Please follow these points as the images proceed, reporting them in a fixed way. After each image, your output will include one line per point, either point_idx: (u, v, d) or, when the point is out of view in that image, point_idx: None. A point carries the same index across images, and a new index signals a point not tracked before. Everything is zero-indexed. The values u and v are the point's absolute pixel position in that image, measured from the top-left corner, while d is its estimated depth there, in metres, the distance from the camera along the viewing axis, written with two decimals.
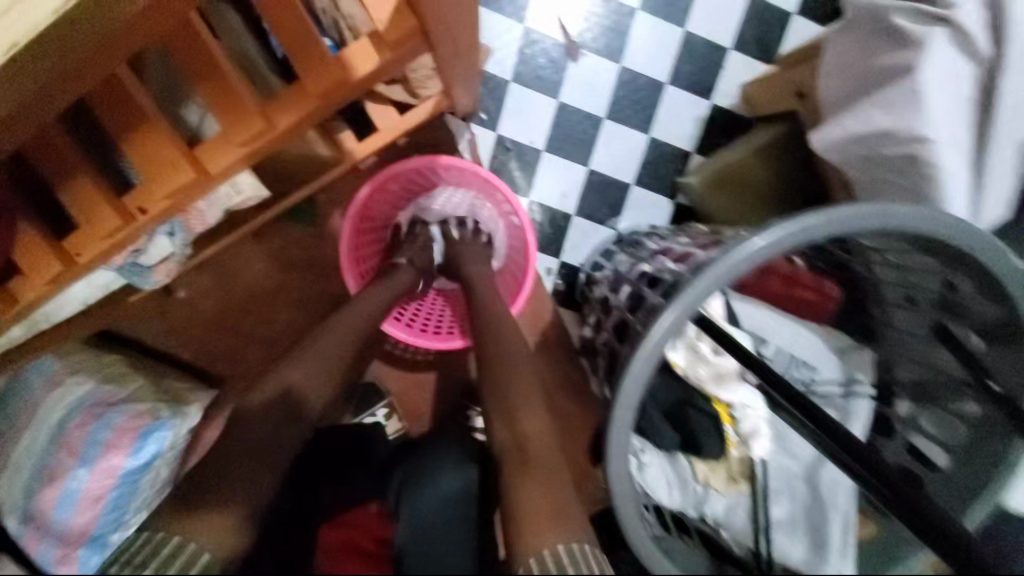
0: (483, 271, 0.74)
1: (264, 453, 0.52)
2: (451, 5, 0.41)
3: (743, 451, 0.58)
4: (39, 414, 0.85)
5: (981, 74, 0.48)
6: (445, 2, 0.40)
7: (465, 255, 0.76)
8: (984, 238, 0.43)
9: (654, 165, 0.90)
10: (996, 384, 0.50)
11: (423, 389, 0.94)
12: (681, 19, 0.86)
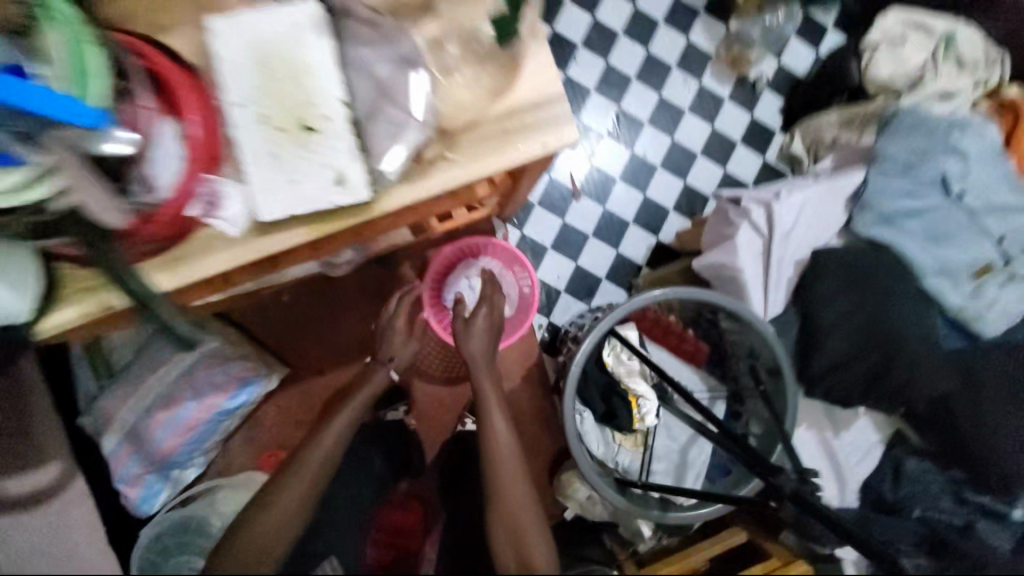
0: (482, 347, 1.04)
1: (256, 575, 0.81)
2: (532, 175, 0.89)
3: (642, 423, 0.98)
4: (174, 357, 1.17)
5: (767, 242, 0.97)
6: (531, 177, 0.88)
7: (474, 326, 1.04)
8: (761, 323, 0.87)
9: (618, 270, 1.41)
10: (766, 389, 0.94)
11: (439, 404, 1.36)
12: (644, 187, 1.42)
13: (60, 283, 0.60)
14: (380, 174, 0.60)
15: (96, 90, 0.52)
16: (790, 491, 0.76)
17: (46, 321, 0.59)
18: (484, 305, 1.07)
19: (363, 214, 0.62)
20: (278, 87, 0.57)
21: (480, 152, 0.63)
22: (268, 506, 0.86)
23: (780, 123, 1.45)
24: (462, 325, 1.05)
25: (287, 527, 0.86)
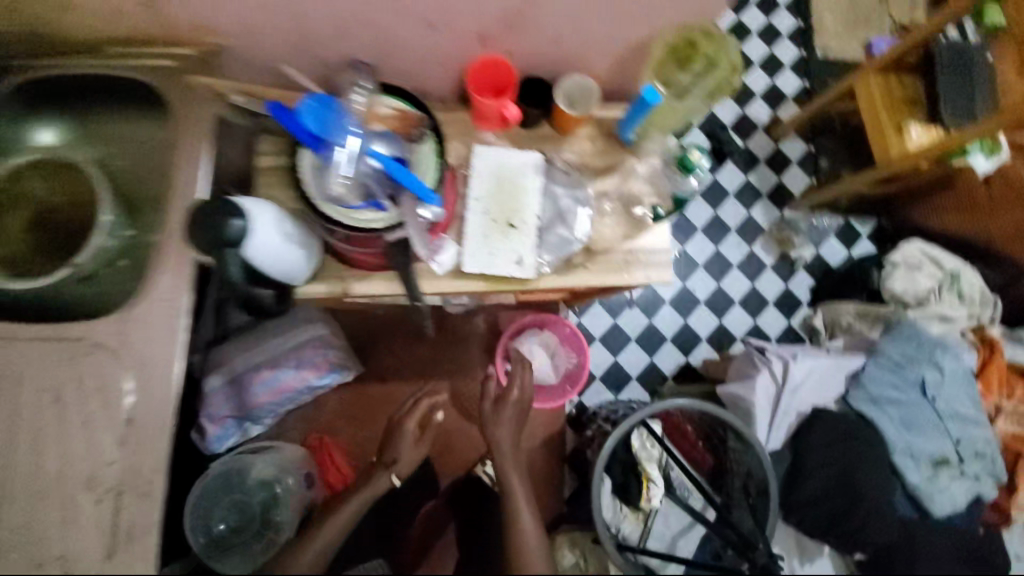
0: (503, 437, 1.05)
1: None
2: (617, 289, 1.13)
3: (648, 504, 1.20)
4: (294, 329, 1.40)
5: (778, 390, 1.21)
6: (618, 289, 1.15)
7: (505, 410, 1.08)
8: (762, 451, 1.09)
9: (647, 375, 1.67)
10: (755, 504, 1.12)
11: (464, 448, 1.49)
12: (686, 315, 1.71)
13: (321, 267, 0.87)
14: (544, 266, 0.91)
15: (431, 179, 0.75)
16: (761, 564, 1.02)
17: (307, 289, 0.86)
18: (516, 389, 1.12)
19: (523, 286, 0.91)
20: (501, 197, 0.90)
21: (609, 267, 0.93)
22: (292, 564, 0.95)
23: (808, 298, 1.75)
24: (493, 411, 1.07)
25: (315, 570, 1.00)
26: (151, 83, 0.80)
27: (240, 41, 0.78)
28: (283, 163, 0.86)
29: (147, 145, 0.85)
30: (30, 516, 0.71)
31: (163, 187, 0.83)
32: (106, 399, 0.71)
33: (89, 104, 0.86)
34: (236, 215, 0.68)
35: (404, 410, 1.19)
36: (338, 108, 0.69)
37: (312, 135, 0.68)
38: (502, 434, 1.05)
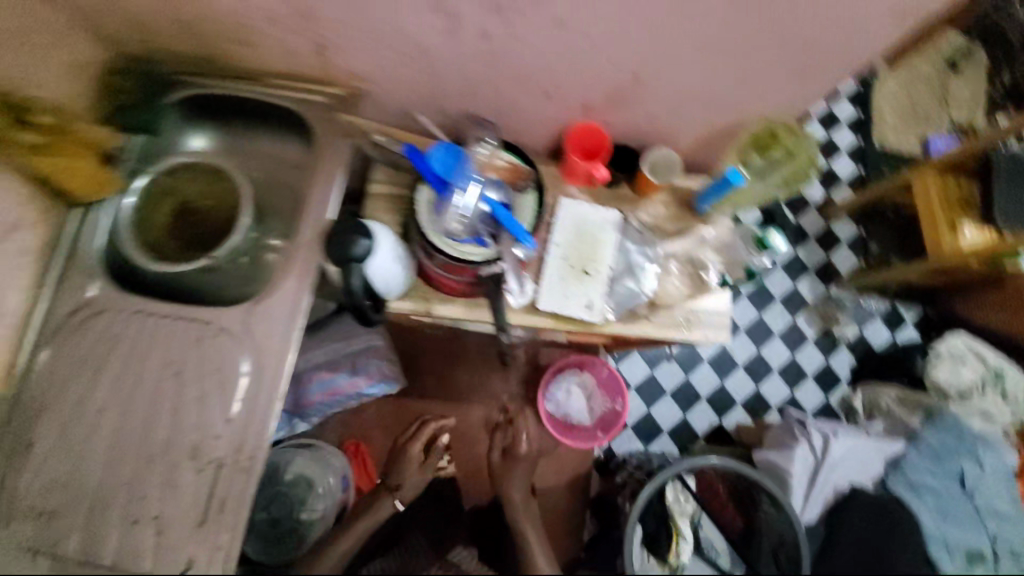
0: (515, 485, 1.31)
1: None
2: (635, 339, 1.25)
3: (676, 557, 1.19)
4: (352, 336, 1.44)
5: (816, 463, 1.23)
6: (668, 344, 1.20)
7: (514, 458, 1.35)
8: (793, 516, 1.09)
9: (679, 430, 1.69)
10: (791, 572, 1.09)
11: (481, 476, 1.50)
12: (722, 377, 1.74)
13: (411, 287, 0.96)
14: (612, 313, 0.96)
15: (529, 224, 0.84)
16: None
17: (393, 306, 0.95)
18: (523, 442, 1.38)
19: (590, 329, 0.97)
20: (580, 245, 0.97)
21: (673, 322, 0.99)
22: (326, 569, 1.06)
23: (847, 376, 1.77)
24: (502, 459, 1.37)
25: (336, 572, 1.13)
26: (306, 117, 0.91)
27: (380, 89, 0.91)
28: (392, 192, 0.98)
29: (285, 163, 0.99)
30: (134, 477, 0.79)
31: (296, 203, 0.98)
32: (221, 379, 0.80)
33: (235, 118, 0.97)
34: (362, 236, 0.79)
35: (422, 445, 1.35)
36: (463, 158, 0.80)
37: (437, 176, 0.79)
38: (515, 483, 1.31)
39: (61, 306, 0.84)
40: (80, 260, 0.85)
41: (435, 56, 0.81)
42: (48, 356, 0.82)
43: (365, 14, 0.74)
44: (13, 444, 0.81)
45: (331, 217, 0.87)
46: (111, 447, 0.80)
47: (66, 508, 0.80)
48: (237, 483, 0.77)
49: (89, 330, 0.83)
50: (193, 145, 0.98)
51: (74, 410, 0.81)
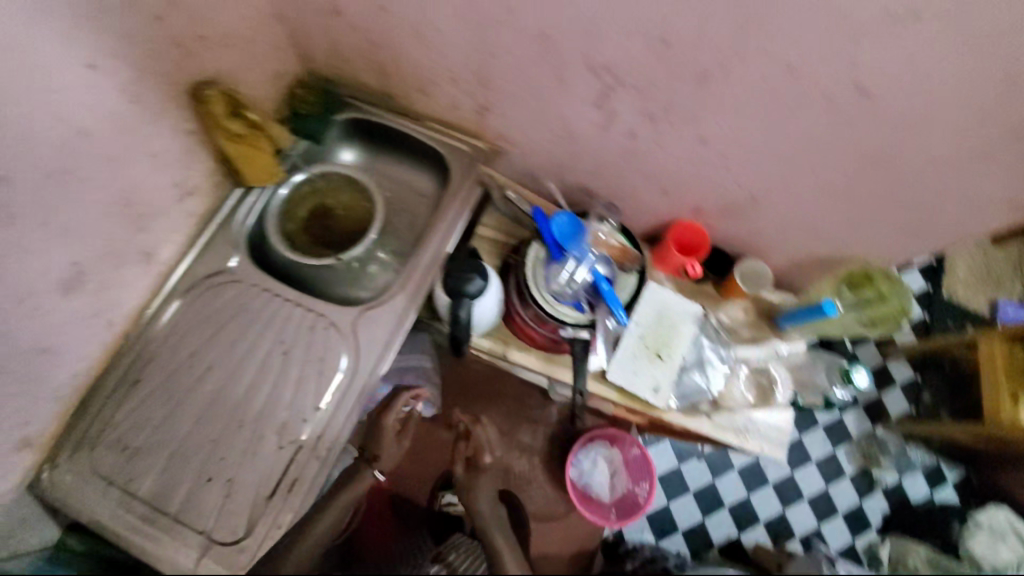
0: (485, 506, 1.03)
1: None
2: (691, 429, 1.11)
3: None
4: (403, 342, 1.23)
5: None
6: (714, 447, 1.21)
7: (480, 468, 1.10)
8: None
9: (694, 532, 1.66)
10: None
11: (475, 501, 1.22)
12: (749, 489, 1.70)
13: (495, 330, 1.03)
14: (677, 403, 0.99)
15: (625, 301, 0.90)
16: None
17: (475, 343, 1.02)
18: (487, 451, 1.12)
19: (652, 413, 1.00)
20: (662, 328, 1.00)
21: (731, 427, 1.02)
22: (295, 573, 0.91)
23: (878, 524, 1.70)
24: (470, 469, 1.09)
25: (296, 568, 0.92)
26: (450, 161, 1.03)
27: (515, 150, 1.01)
28: (497, 238, 1.08)
29: (415, 193, 1.12)
30: (222, 437, 0.86)
31: (415, 228, 1.10)
32: (322, 369, 0.89)
33: (384, 144, 1.11)
34: (477, 275, 0.88)
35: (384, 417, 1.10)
36: (582, 230, 0.89)
37: (555, 241, 0.88)
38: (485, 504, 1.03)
39: (199, 268, 0.93)
40: (224, 233, 0.95)
41: (578, 139, 0.90)
42: (177, 309, 0.91)
43: (534, 93, 0.84)
44: (119, 383, 0.88)
45: (448, 251, 0.99)
46: (209, 405, 0.87)
47: (150, 450, 0.86)
48: (310, 466, 0.85)
49: (224, 294, 0.93)
50: (343, 157, 1.11)
51: (184, 362, 0.89)
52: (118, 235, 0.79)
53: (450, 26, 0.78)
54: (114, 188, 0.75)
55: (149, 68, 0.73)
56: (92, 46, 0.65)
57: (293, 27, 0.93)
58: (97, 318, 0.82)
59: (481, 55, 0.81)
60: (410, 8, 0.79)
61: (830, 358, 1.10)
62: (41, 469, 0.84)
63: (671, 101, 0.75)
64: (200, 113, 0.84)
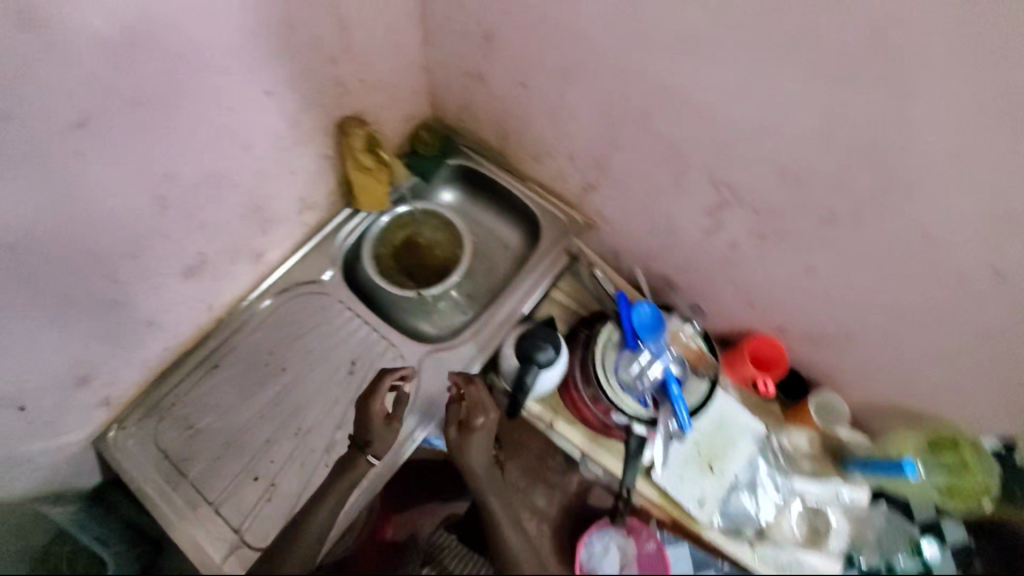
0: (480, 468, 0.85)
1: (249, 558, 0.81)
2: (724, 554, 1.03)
3: None
4: None
5: None
6: None
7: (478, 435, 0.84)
8: None
9: None
10: None
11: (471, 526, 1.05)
12: None
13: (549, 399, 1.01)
14: (718, 520, 0.95)
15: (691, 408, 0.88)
16: None
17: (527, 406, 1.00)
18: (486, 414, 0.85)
19: (689, 523, 0.96)
20: (720, 439, 0.97)
21: (769, 564, 0.95)
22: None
23: None
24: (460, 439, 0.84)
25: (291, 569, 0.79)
26: (542, 226, 1.08)
27: (609, 229, 1.03)
28: (569, 305, 1.08)
29: (499, 244, 1.15)
30: (275, 441, 0.90)
31: (492, 279, 1.13)
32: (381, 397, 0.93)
33: (482, 194, 1.16)
34: (548, 345, 0.89)
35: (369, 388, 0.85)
36: (661, 326, 0.90)
37: (632, 329, 0.89)
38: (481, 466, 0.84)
39: (297, 273, 1.00)
40: (324, 249, 1.02)
41: (677, 236, 0.91)
42: (269, 310, 0.97)
43: (647, 186, 0.87)
44: (199, 365, 0.92)
45: (523, 311, 1.01)
46: (273, 406, 0.91)
47: (210, 433, 0.89)
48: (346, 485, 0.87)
49: (310, 305, 0.99)
50: (442, 198, 1.17)
51: (263, 358, 0.94)
52: (242, 234, 0.86)
53: (583, 112, 0.83)
54: (251, 194, 0.82)
55: (310, 99, 0.81)
56: (274, 76, 0.72)
57: (434, 78, 1.01)
58: (200, 302, 0.88)
59: (606, 143, 0.85)
60: (550, 90, 0.84)
61: (907, 529, 0.96)
62: (109, 428, 0.87)
63: (785, 229, 0.76)
64: (336, 141, 0.92)
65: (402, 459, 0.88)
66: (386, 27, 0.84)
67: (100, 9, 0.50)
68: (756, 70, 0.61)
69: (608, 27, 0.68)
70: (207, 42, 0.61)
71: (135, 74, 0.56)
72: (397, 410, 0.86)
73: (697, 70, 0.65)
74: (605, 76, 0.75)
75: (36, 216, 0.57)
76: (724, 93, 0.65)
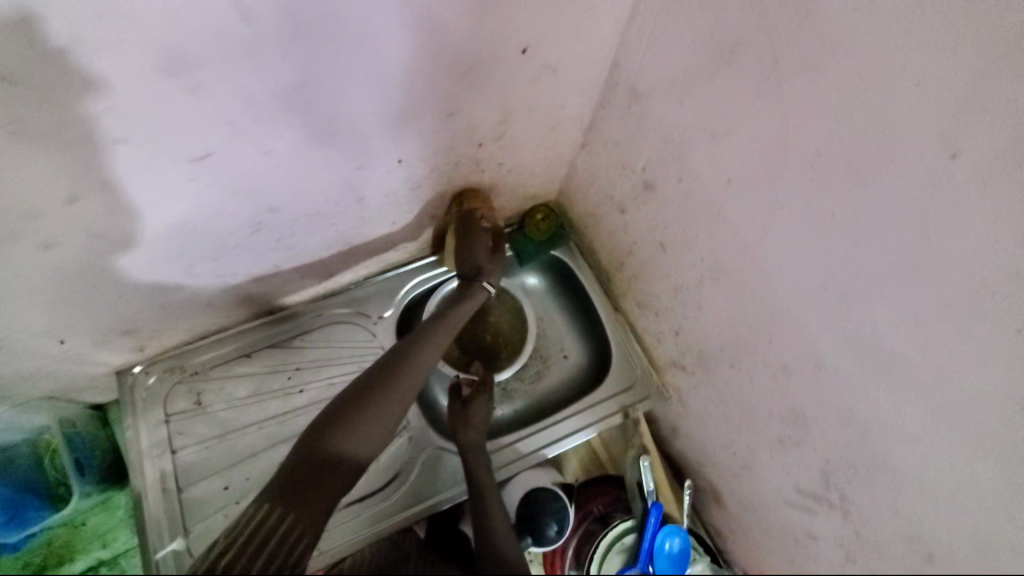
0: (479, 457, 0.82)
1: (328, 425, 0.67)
2: None
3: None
4: None
5: None
6: None
7: (476, 417, 0.86)
8: None
9: None
10: None
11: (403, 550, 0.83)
12: None
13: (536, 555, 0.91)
14: None
15: None
16: None
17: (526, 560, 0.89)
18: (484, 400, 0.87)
19: None
20: None
21: None
22: (343, 468, 0.66)
23: None
24: (459, 411, 0.86)
25: (355, 442, 0.67)
26: (611, 370, 0.96)
27: (678, 412, 0.91)
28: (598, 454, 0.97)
29: (558, 352, 1.02)
30: (259, 456, 0.87)
31: (535, 386, 1.00)
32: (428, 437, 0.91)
33: (563, 296, 1.04)
34: (553, 526, 0.83)
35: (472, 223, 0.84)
36: (682, 568, 0.79)
37: (649, 552, 0.79)
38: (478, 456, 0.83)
39: (358, 299, 0.96)
40: (391, 288, 0.97)
41: (746, 477, 0.78)
42: (318, 326, 0.94)
43: (742, 415, 0.74)
44: (235, 349, 0.90)
45: (546, 455, 0.91)
46: (277, 423, 0.89)
47: (209, 419, 0.88)
48: (348, 525, 0.84)
49: (351, 340, 0.94)
50: (527, 279, 1.04)
51: (290, 371, 0.91)
52: (323, 258, 0.84)
53: (713, 311, 0.72)
54: (343, 233, 0.79)
55: (442, 170, 0.76)
56: (415, 148, 0.68)
57: (574, 176, 0.92)
58: (259, 298, 0.87)
59: (721, 352, 0.73)
60: (690, 270, 0.73)
61: None
62: (135, 364, 0.86)
63: (881, 565, 0.62)
64: (449, 205, 0.86)
65: (433, 500, 0.88)
66: (550, 128, 0.77)
67: (257, 69, 0.48)
68: (944, 432, 0.48)
69: (789, 273, 0.57)
70: (361, 114, 0.58)
71: (267, 130, 0.55)
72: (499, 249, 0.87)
73: (870, 381, 0.53)
74: (758, 306, 0.63)
75: (129, 216, 0.56)
76: (888, 417, 0.52)
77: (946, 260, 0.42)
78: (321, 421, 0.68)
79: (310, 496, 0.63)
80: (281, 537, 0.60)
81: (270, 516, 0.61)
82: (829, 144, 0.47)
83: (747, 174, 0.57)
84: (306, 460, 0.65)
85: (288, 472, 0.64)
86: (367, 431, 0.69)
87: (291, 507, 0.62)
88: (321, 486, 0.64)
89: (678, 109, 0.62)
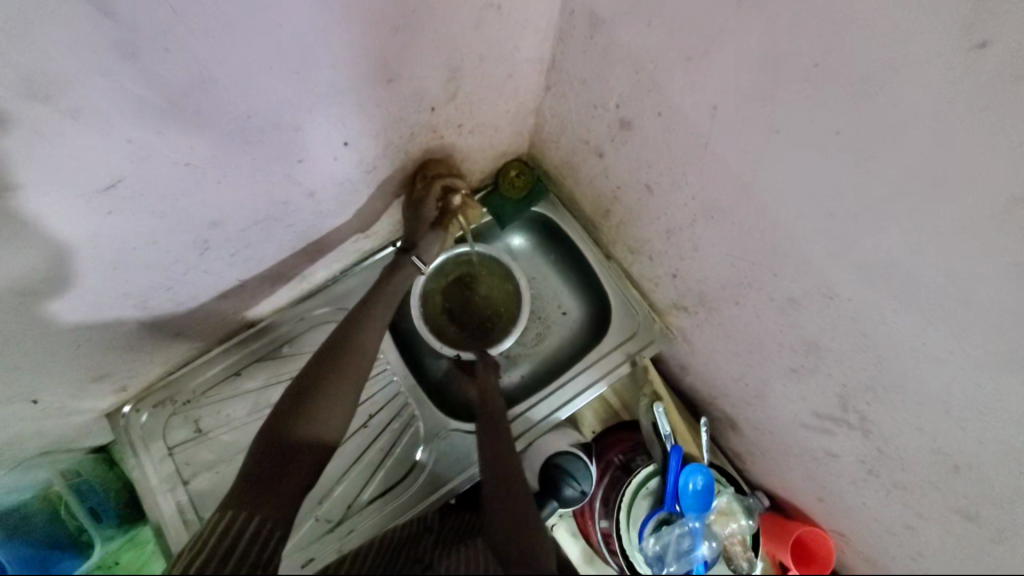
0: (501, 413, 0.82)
1: (285, 409, 0.68)
2: None
3: None
4: None
5: None
6: None
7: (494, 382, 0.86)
8: None
9: None
10: None
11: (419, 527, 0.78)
12: None
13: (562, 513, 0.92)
14: None
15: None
16: None
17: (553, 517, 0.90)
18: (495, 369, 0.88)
19: None
20: None
21: None
22: (306, 456, 0.65)
23: None
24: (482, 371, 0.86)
25: (316, 433, 0.67)
26: (612, 321, 0.93)
27: (685, 351, 0.89)
28: (610, 400, 0.95)
29: (556, 309, 0.99)
30: None
31: (536, 349, 0.98)
32: (437, 418, 0.89)
33: (550, 252, 0.99)
34: (574, 484, 0.81)
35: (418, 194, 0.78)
36: (709, 503, 0.78)
37: (674, 492, 0.78)
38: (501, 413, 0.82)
39: (340, 294, 0.91)
40: (369, 276, 0.92)
41: (761, 406, 0.77)
42: (304, 330, 0.90)
43: (751, 350, 0.72)
44: (221, 370, 0.86)
45: (559, 417, 0.90)
46: None
47: (213, 446, 0.85)
48: (366, 518, 0.85)
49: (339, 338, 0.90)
50: (511, 241, 0.99)
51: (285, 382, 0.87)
52: (287, 261, 0.77)
53: (710, 250, 0.67)
54: (301, 232, 0.72)
55: (395, 145, 0.68)
56: (358, 127, 0.60)
57: (542, 125, 0.84)
58: (232, 313, 0.82)
59: (724, 290, 0.70)
60: (681, 211, 0.68)
61: None
62: (123, 405, 0.82)
63: (904, 477, 0.63)
64: (413, 178, 0.78)
65: (450, 483, 0.86)
66: (506, 77, 0.68)
67: (140, 71, 0.39)
68: (973, 345, 0.45)
69: (792, 202, 0.52)
70: (284, 101, 0.50)
71: (179, 138, 0.47)
72: (445, 220, 0.82)
73: (887, 304, 0.49)
74: (759, 241, 0.59)
75: (43, 263, 0.49)
76: (908, 335, 0.49)
77: (972, 170, 0.37)
78: (276, 419, 0.67)
79: (274, 491, 0.61)
80: (251, 537, 0.55)
81: (233, 520, 0.56)
82: (828, 53, 0.40)
83: (735, 99, 0.50)
84: (270, 457, 0.63)
85: (248, 478, 0.61)
86: (331, 417, 0.69)
87: (255, 504, 0.59)
88: (286, 475, 0.63)
89: (646, 32, 0.54)
